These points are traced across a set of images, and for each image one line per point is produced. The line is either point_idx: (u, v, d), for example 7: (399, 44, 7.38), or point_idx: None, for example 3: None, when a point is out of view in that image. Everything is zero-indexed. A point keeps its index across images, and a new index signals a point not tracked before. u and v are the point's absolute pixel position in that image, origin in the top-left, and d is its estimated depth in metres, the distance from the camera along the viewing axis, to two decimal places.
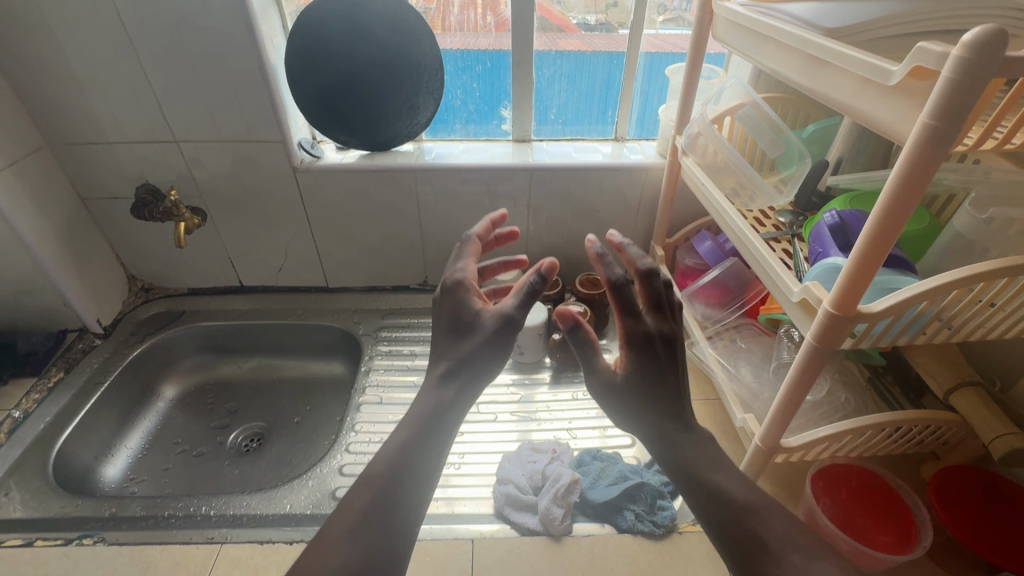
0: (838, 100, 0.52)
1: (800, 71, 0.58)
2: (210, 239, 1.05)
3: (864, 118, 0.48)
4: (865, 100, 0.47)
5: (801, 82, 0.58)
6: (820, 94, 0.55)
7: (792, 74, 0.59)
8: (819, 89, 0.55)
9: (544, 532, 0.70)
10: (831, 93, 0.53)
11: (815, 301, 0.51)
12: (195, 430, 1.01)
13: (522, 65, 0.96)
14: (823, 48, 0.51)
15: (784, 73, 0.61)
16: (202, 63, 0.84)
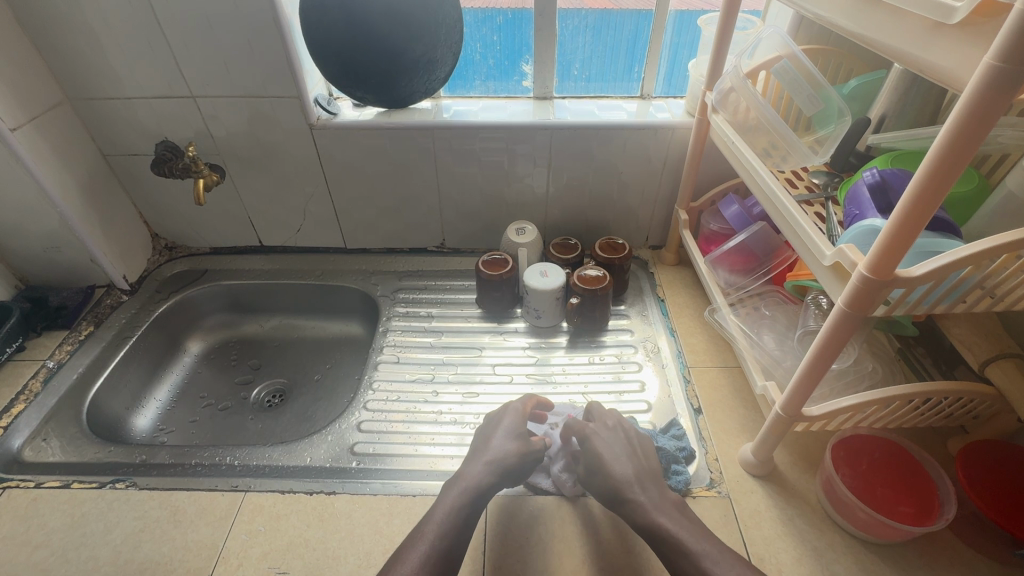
0: (891, 47, 0.48)
1: (849, 16, 0.53)
2: (230, 198, 1.05)
3: (919, 65, 0.45)
4: (920, 44, 0.44)
5: (850, 29, 0.54)
6: (871, 42, 0.51)
7: (841, 21, 0.55)
8: (871, 35, 0.50)
9: (557, 493, 0.71)
10: (884, 40, 0.49)
11: (849, 265, 0.49)
12: (220, 385, 1.04)
13: (545, 16, 0.91)
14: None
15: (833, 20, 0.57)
16: (217, 15, 0.81)
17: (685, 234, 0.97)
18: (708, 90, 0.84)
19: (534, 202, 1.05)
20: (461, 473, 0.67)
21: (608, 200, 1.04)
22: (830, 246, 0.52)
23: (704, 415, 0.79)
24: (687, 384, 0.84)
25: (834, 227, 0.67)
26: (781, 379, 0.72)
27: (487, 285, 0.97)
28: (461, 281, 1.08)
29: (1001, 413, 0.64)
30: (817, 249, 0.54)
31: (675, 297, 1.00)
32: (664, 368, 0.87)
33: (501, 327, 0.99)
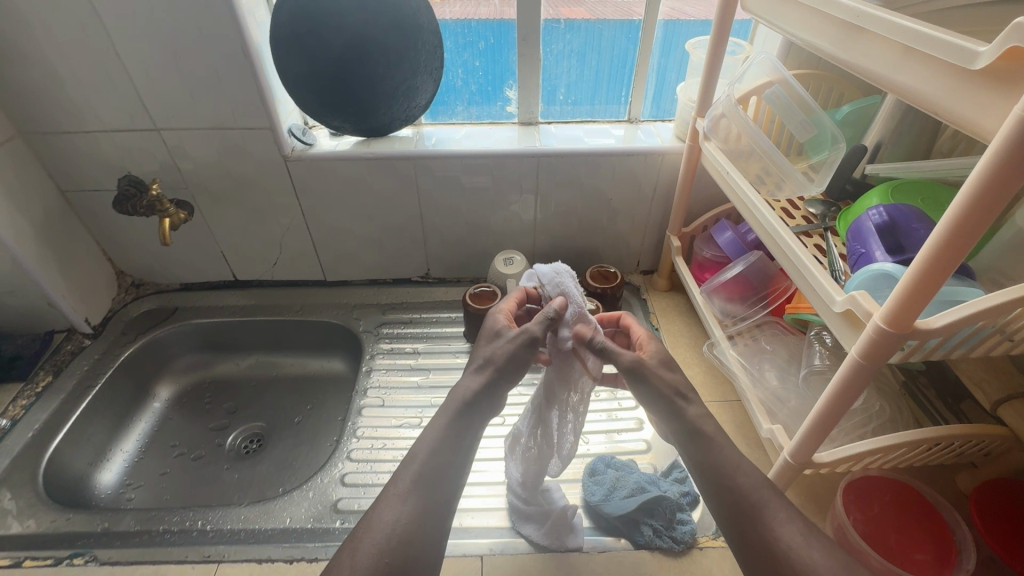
0: (898, 85, 0.45)
1: (852, 49, 0.50)
2: (200, 232, 0.99)
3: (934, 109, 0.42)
4: (937, 91, 0.41)
5: (852, 62, 0.51)
6: (876, 77, 0.49)
7: (842, 54, 0.52)
8: (876, 70, 0.48)
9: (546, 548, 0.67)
10: (891, 76, 0.46)
11: (863, 315, 0.46)
12: (193, 433, 0.98)
13: (528, 40, 0.88)
14: (884, 22, 0.45)
15: (832, 53, 0.54)
16: (180, 45, 0.76)
17: (678, 261, 0.94)
18: (700, 117, 0.81)
19: (522, 229, 1.01)
20: (455, 388, 0.63)
21: (598, 227, 1.01)
22: (840, 292, 0.50)
23: None
24: None
25: (836, 260, 0.64)
26: (786, 419, 0.69)
27: (475, 319, 0.92)
28: (448, 312, 1.04)
29: (1013, 452, 0.62)
30: (826, 293, 0.51)
31: (670, 326, 0.97)
32: None
33: None
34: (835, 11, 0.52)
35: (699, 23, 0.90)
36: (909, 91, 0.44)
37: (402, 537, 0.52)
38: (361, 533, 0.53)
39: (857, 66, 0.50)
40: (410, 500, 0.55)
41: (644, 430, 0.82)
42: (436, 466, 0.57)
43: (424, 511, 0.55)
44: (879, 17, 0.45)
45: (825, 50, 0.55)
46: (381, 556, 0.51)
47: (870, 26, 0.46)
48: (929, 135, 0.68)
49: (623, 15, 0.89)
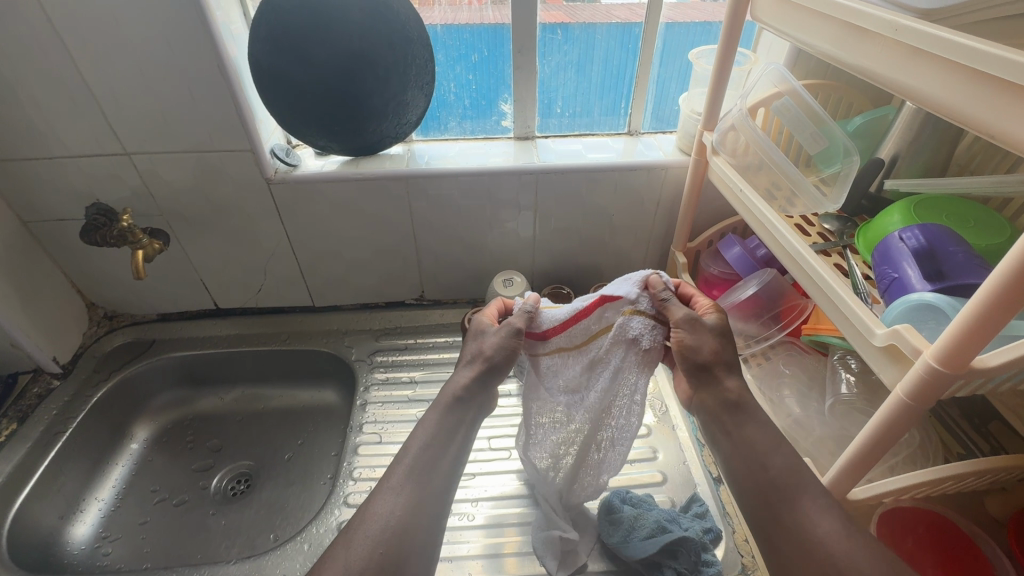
0: (957, 108, 0.42)
1: (897, 66, 0.47)
2: (178, 261, 0.93)
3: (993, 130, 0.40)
4: (998, 111, 0.39)
5: (898, 80, 0.48)
6: (925, 98, 0.46)
7: (884, 71, 0.49)
8: (927, 91, 0.45)
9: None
10: (948, 97, 0.43)
11: (910, 352, 0.42)
12: (174, 475, 0.91)
13: (524, 52, 0.84)
14: (941, 40, 0.42)
15: (871, 69, 0.51)
16: (150, 63, 0.71)
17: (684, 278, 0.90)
18: (707, 130, 0.77)
19: (520, 248, 0.97)
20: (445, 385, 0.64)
21: (600, 243, 0.97)
22: (880, 324, 0.46)
23: (725, 486, 0.73)
24: (701, 448, 0.78)
25: (859, 281, 0.61)
26: (811, 449, 0.65)
27: None
28: (445, 336, 0.99)
29: None
30: (864, 325, 0.47)
31: None
32: (675, 430, 0.81)
33: None
34: (869, 24, 0.49)
35: (700, 31, 0.87)
36: (974, 115, 0.41)
37: (398, 528, 0.54)
38: (359, 525, 0.54)
39: (903, 84, 0.47)
40: (404, 494, 0.56)
41: (657, 458, 0.78)
42: (430, 458, 0.59)
43: (418, 504, 0.56)
44: (932, 35, 0.42)
45: (864, 66, 0.52)
46: (376, 545, 0.52)
47: (922, 44, 0.43)
48: (949, 147, 0.65)
49: (617, 23, 0.85)
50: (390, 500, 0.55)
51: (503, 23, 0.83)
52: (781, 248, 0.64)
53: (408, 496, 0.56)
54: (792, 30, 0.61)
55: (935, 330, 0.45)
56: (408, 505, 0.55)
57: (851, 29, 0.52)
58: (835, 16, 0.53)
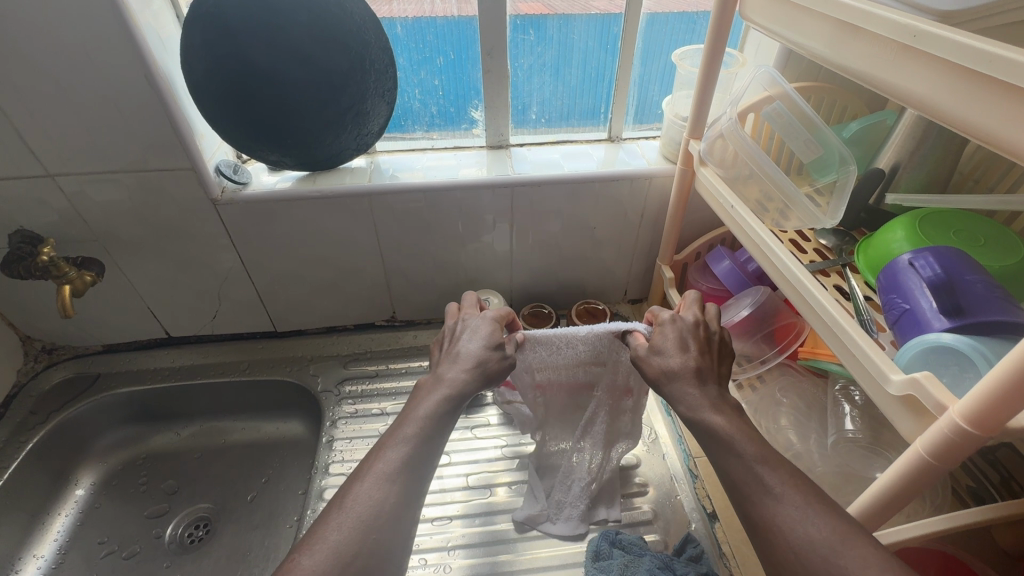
0: (998, 134, 0.34)
1: (922, 80, 0.40)
2: (120, 289, 0.84)
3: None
4: None
5: (925, 98, 0.40)
6: (952, 119, 0.38)
7: (906, 84, 0.41)
8: (962, 114, 0.37)
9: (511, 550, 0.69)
10: (992, 124, 0.35)
11: (932, 406, 0.37)
12: (124, 524, 0.83)
13: (493, 55, 0.77)
14: (976, 50, 0.34)
15: (889, 82, 0.43)
16: (66, 73, 0.62)
17: (671, 293, 0.85)
18: (693, 138, 0.72)
19: (497, 264, 0.91)
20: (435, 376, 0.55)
21: (582, 257, 0.91)
22: (897, 369, 0.41)
23: (721, 523, 0.68)
24: (695, 480, 0.73)
25: (862, 305, 0.56)
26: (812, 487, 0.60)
27: None
28: (419, 361, 0.93)
29: None
30: (877, 368, 0.42)
31: None
32: (666, 461, 0.76)
33: (470, 420, 0.84)
34: (880, 29, 0.42)
35: (683, 27, 0.81)
36: (1017, 144, 0.33)
37: (389, 516, 0.45)
38: (342, 506, 0.45)
39: (927, 102, 0.40)
40: (397, 484, 0.47)
41: (647, 495, 0.73)
42: (424, 450, 0.50)
43: (407, 502, 0.47)
44: (965, 43, 0.35)
45: (878, 78, 0.44)
46: (363, 535, 0.43)
47: (952, 55, 0.36)
48: (952, 156, 0.61)
49: (595, 16, 0.78)
50: (372, 486, 0.46)
51: (469, 24, 0.77)
52: (776, 271, 0.58)
53: (399, 487, 0.46)
54: (788, 33, 0.55)
55: (958, 377, 0.40)
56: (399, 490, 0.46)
57: (859, 34, 0.45)
58: (841, 18, 0.46)
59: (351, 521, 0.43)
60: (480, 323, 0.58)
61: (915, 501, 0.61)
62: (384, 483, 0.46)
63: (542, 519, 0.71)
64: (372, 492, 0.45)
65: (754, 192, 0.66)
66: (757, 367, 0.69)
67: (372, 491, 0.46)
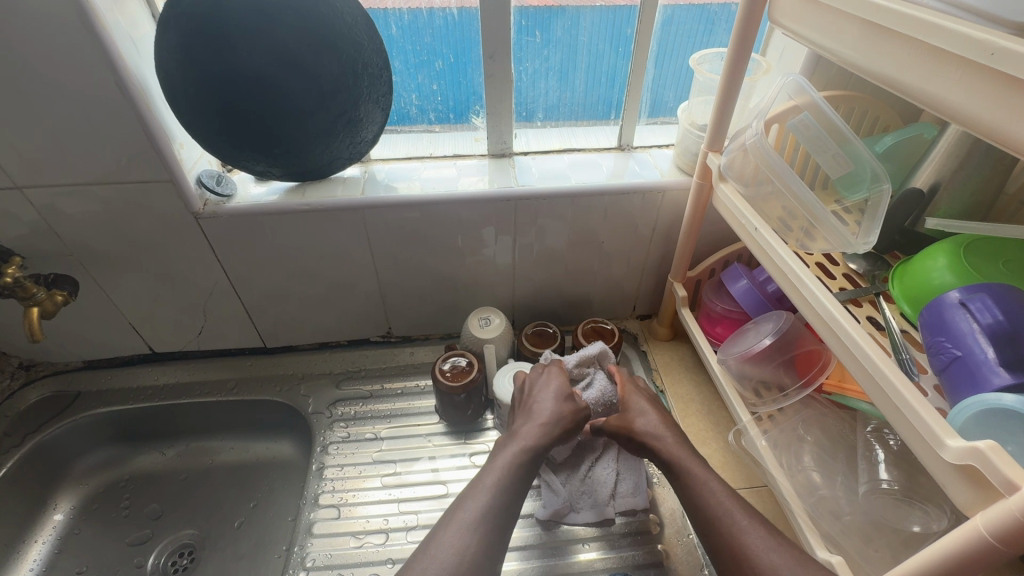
0: None
1: (999, 107, 0.33)
2: (99, 304, 0.80)
3: None
4: None
5: (999, 129, 0.33)
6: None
7: (974, 109, 0.35)
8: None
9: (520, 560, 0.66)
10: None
11: (1000, 484, 0.32)
12: (104, 552, 0.79)
13: (496, 58, 0.72)
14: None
15: (953, 105, 0.36)
16: (30, 77, 0.57)
17: (684, 313, 0.80)
18: (713, 151, 0.66)
19: (499, 279, 0.85)
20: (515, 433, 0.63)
21: (589, 272, 0.86)
22: (954, 435, 0.36)
23: None
24: None
25: (900, 341, 0.51)
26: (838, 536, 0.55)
27: (446, 396, 0.77)
28: (416, 380, 0.88)
29: None
30: (930, 430, 0.38)
31: (677, 387, 0.82)
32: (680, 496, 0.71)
33: (468, 446, 0.79)
34: (946, 43, 0.35)
35: (701, 28, 0.75)
36: None
37: (471, 563, 0.50)
38: (429, 552, 0.51)
39: (1000, 131, 0.33)
40: (477, 532, 0.52)
41: (658, 533, 0.68)
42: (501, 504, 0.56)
43: (488, 549, 0.52)
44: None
45: (939, 101, 0.37)
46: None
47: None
48: (1000, 177, 0.55)
49: (600, 9, 0.72)
50: (456, 527, 0.53)
51: (471, 23, 0.71)
52: (804, 304, 0.53)
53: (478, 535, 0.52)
54: (824, 41, 0.48)
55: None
56: (483, 535, 0.52)
57: (916, 48, 0.38)
58: (893, 28, 0.40)
59: (438, 565, 0.49)
60: (549, 377, 0.70)
61: None
62: (469, 525, 0.53)
63: (567, 513, 0.69)
64: (457, 531, 0.52)
65: (777, 211, 0.61)
66: (779, 400, 0.65)
67: (457, 531, 0.52)
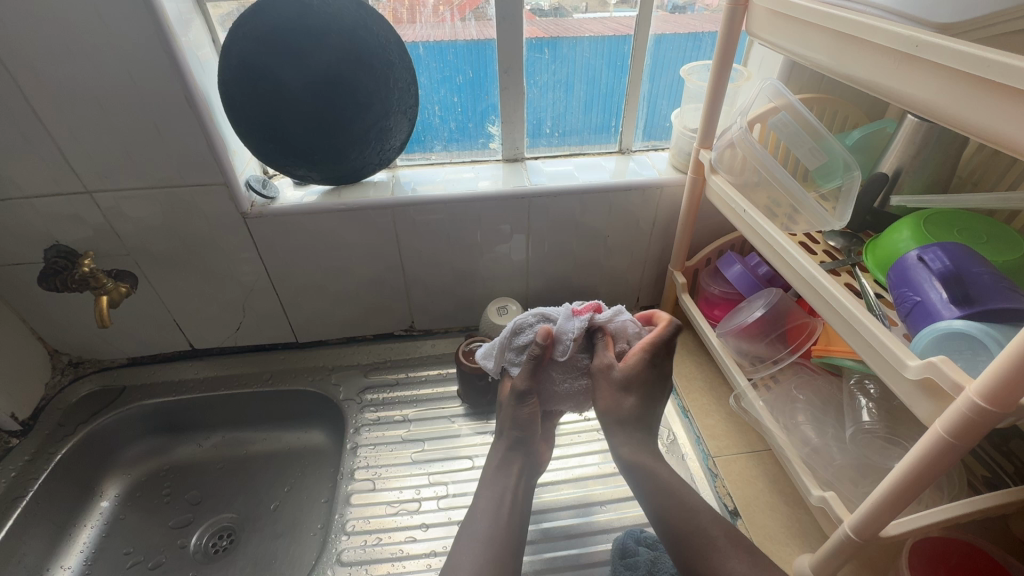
0: (996, 131, 0.36)
1: (926, 86, 0.41)
2: (148, 302, 0.87)
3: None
4: None
5: (927, 103, 0.41)
6: (951, 120, 0.40)
7: (906, 88, 0.43)
8: (967, 117, 0.38)
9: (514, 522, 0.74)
10: (1001, 127, 0.36)
11: (950, 386, 0.39)
12: (150, 535, 0.84)
13: (510, 74, 0.82)
14: (976, 57, 0.36)
15: (893, 88, 0.45)
16: (109, 93, 0.65)
17: (684, 298, 0.87)
18: (704, 148, 0.75)
19: (513, 272, 0.93)
20: (513, 455, 0.72)
21: (596, 265, 0.94)
22: (913, 356, 0.43)
23: (743, 518, 0.69)
24: (715, 478, 0.74)
25: (874, 301, 0.59)
26: (831, 480, 0.62)
27: (469, 378, 0.83)
28: (437, 369, 0.94)
29: None
30: (893, 356, 0.44)
31: (681, 367, 0.89)
32: (686, 462, 0.77)
33: (489, 426, 0.86)
34: (882, 40, 0.44)
35: (689, 45, 0.85)
36: (1014, 138, 0.35)
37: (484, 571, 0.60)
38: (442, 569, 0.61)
39: (929, 105, 0.41)
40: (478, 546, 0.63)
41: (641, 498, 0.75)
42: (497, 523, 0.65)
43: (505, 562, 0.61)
44: (964, 52, 0.37)
45: (885, 87, 0.45)
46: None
47: (952, 63, 0.38)
48: (949, 161, 0.65)
49: (590, 38, 0.82)
50: (480, 551, 0.62)
51: (487, 45, 0.81)
52: (789, 269, 0.59)
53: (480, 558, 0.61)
54: (791, 45, 0.56)
55: (972, 361, 0.43)
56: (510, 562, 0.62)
57: (860, 46, 0.47)
58: (844, 32, 0.48)
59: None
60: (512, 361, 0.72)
61: (931, 490, 0.61)
62: (491, 555, 0.62)
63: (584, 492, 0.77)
64: (478, 556, 0.62)
65: (762, 196, 0.68)
66: (770, 366, 0.72)
67: (478, 551, 0.62)
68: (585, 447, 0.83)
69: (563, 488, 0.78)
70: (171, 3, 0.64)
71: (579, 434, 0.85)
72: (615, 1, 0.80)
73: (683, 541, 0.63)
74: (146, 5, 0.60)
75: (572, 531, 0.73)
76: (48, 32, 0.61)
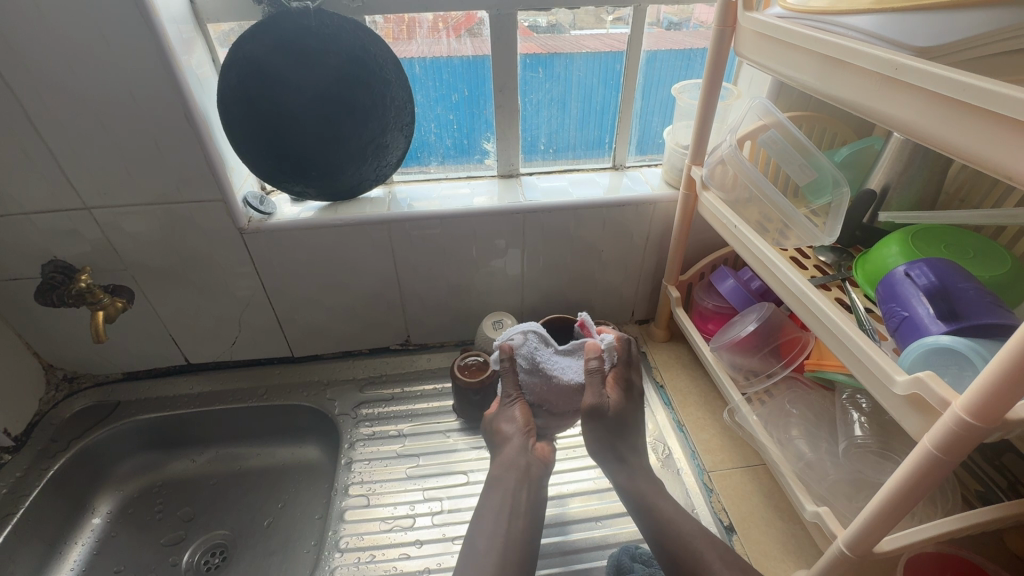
0: (976, 152, 0.37)
1: (908, 108, 0.42)
2: (144, 317, 0.87)
3: (1010, 175, 0.35)
4: (1011, 152, 0.34)
5: (909, 124, 0.42)
6: (933, 141, 0.41)
7: (890, 109, 0.44)
8: (947, 138, 0.39)
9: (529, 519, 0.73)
10: (980, 148, 0.37)
11: (937, 402, 0.40)
12: (141, 552, 0.83)
13: (504, 91, 0.84)
14: (952, 81, 0.37)
15: (876, 110, 0.46)
16: (110, 112, 0.67)
17: (679, 312, 0.87)
18: (695, 164, 0.76)
19: (509, 286, 0.93)
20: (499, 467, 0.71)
21: (591, 279, 0.95)
22: (901, 371, 0.44)
23: (739, 535, 0.69)
24: (710, 493, 0.74)
25: (864, 315, 0.59)
26: (825, 494, 0.62)
27: (465, 393, 0.83)
28: (433, 383, 0.95)
29: None
30: (882, 371, 0.45)
31: (675, 381, 0.89)
32: (680, 476, 0.77)
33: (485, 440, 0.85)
34: (866, 64, 0.45)
35: (681, 63, 0.87)
36: (992, 158, 0.36)
37: None
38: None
39: (911, 126, 0.42)
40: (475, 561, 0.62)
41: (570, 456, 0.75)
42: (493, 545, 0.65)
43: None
44: (941, 76, 0.38)
45: (868, 107, 0.46)
46: None
47: (936, 87, 0.39)
48: (936, 179, 0.66)
49: (587, 54, 0.84)
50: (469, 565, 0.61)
51: (483, 63, 0.82)
52: (780, 285, 0.59)
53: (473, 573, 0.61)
54: (778, 67, 0.57)
55: (959, 376, 0.44)
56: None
57: (845, 68, 0.48)
58: (828, 55, 0.49)
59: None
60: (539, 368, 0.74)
61: (926, 504, 0.61)
62: (486, 567, 0.61)
63: (580, 508, 0.77)
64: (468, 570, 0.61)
65: (752, 211, 0.69)
66: (764, 380, 0.72)
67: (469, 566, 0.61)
68: (581, 462, 0.83)
69: (559, 503, 0.78)
70: (172, 24, 0.65)
71: (574, 449, 0.85)
72: (608, 19, 0.81)
73: (676, 554, 0.63)
74: (147, 26, 0.62)
75: (568, 547, 0.73)
76: (50, 51, 0.62)
